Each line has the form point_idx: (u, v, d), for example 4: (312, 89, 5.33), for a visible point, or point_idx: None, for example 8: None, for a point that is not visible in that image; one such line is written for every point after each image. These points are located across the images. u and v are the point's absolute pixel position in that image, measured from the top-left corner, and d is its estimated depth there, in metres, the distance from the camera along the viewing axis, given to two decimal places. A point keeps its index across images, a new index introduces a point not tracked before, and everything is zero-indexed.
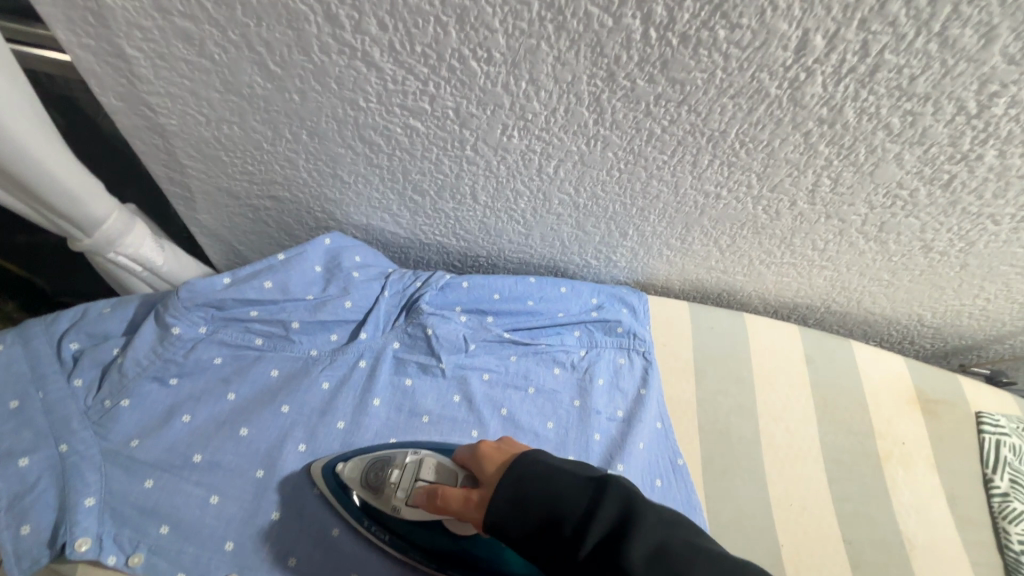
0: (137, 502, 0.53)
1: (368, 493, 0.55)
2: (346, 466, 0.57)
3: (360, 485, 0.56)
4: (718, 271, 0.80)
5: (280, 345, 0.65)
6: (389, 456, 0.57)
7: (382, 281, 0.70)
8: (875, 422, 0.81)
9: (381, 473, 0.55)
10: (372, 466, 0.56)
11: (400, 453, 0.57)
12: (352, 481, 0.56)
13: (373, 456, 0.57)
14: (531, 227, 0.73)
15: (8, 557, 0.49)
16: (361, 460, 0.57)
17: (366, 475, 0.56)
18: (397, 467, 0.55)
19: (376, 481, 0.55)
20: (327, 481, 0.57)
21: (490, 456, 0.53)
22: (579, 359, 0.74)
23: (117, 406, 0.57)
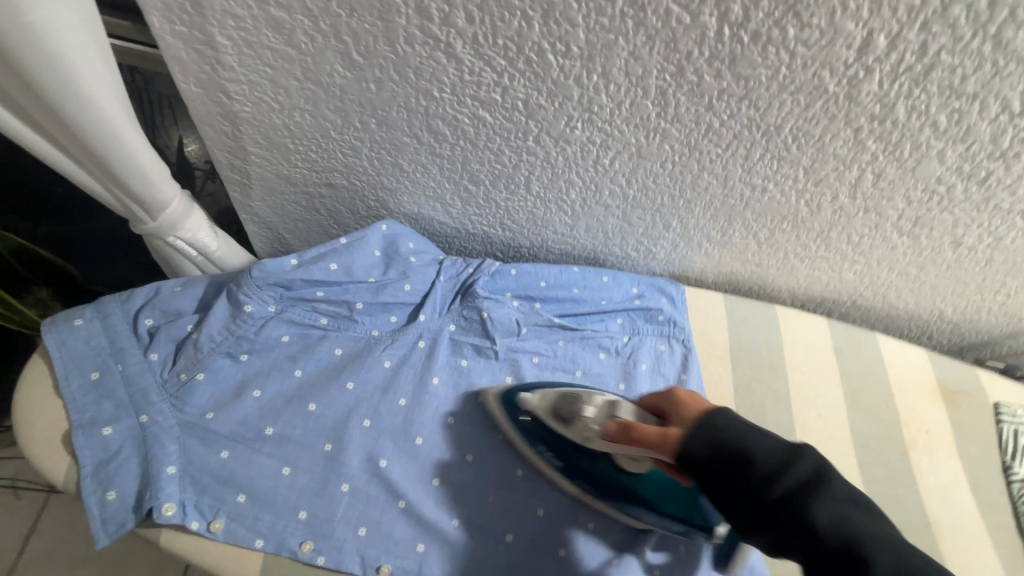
0: (214, 471, 0.56)
1: (553, 420, 0.62)
2: (529, 397, 0.64)
3: (545, 412, 0.63)
4: (752, 264, 0.84)
5: (343, 325, 0.67)
6: (577, 394, 0.62)
7: (436, 267, 0.73)
8: (901, 411, 0.84)
9: (572, 406, 0.61)
10: (560, 401, 0.62)
11: (589, 393, 0.62)
12: (537, 408, 0.63)
13: (560, 391, 0.64)
14: (579, 218, 0.76)
15: (97, 521, 0.53)
16: (546, 393, 0.64)
17: (553, 404, 0.63)
18: (591, 404, 0.60)
19: (564, 412, 0.62)
20: (506, 410, 0.65)
21: (684, 402, 0.55)
22: (623, 345, 0.77)
23: (193, 379, 0.59)
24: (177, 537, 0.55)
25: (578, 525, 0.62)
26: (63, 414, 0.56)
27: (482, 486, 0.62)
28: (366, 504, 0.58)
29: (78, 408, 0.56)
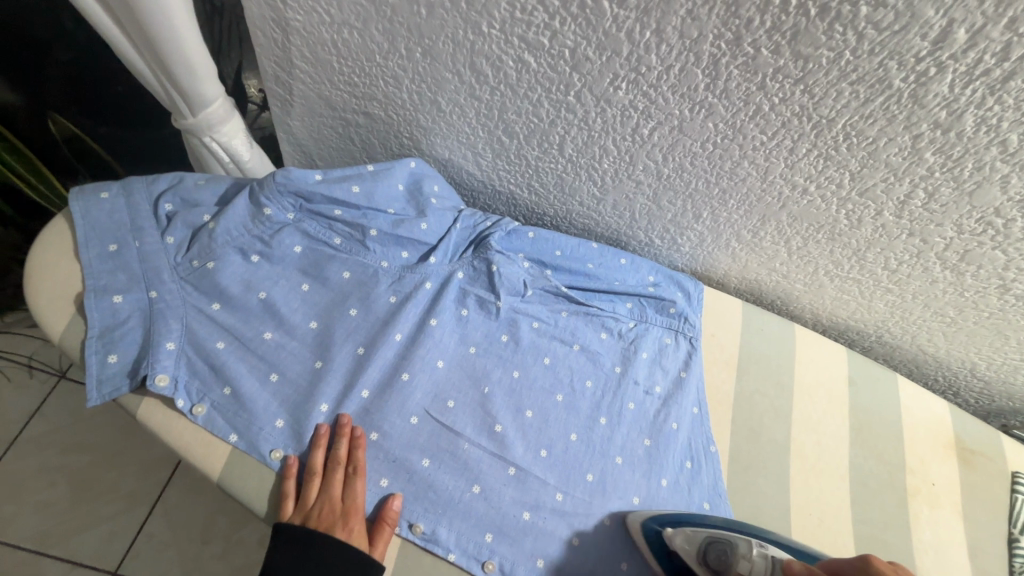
0: (209, 359, 0.57)
1: (699, 564, 0.56)
2: (675, 535, 0.58)
3: (691, 554, 0.56)
4: (779, 275, 0.80)
5: (355, 249, 0.67)
6: (731, 541, 0.55)
7: (454, 215, 0.72)
8: (908, 457, 0.80)
9: (723, 557, 0.54)
10: (710, 547, 0.56)
11: (744, 542, 0.54)
12: (684, 551, 0.57)
13: (709, 534, 0.57)
14: (607, 192, 0.74)
15: (93, 378, 0.55)
16: (693, 535, 0.58)
17: (703, 548, 0.56)
18: (745, 558, 0.53)
19: (712, 556, 0.55)
20: (649, 540, 0.60)
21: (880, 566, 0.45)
22: (626, 330, 0.75)
23: (204, 266, 0.60)
24: (158, 413, 0.57)
25: (545, 491, 0.61)
26: (77, 277, 0.58)
27: (458, 432, 0.61)
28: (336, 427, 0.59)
29: (94, 275, 0.57)
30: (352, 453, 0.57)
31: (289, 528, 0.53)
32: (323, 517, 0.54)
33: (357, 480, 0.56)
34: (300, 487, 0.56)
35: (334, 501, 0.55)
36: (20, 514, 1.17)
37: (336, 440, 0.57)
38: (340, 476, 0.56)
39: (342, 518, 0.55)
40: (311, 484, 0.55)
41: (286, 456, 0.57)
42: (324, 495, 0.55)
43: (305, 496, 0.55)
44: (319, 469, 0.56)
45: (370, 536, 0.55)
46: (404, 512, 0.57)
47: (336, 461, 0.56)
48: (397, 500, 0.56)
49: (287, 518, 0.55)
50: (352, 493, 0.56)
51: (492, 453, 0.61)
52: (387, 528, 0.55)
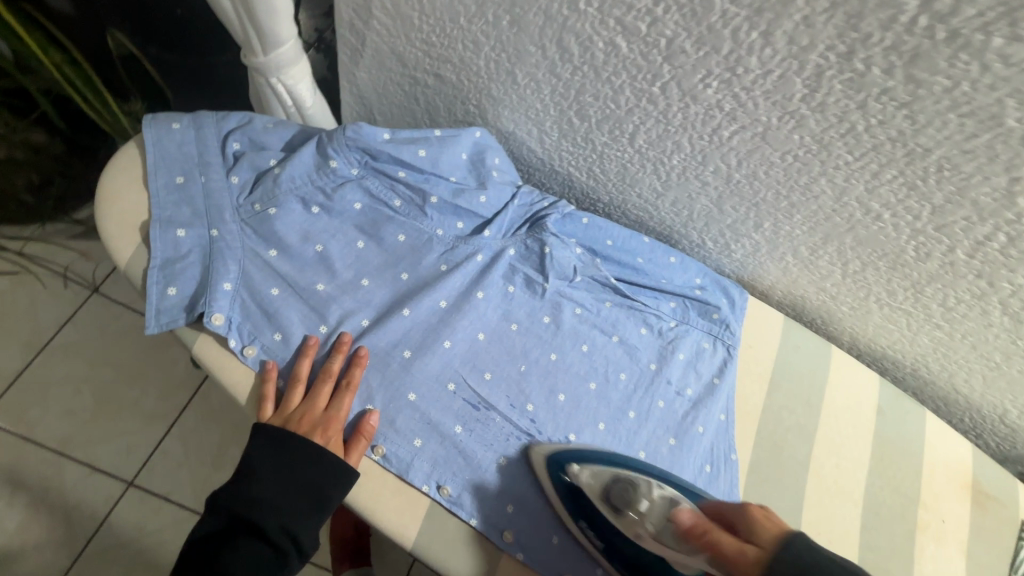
0: (262, 303, 0.58)
1: (602, 503, 0.57)
2: (581, 471, 0.59)
3: (594, 491, 0.58)
4: (826, 295, 0.79)
5: (413, 213, 0.66)
6: (633, 479, 0.57)
7: (513, 190, 0.71)
8: (923, 492, 0.80)
9: (625, 495, 0.56)
10: (614, 484, 0.57)
11: (646, 483, 0.56)
12: (588, 486, 0.58)
13: (612, 472, 0.58)
14: (669, 188, 0.72)
15: (153, 308, 0.55)
16: (598, 471, 0.58)
17: (606, 484, 0.57)
18: (648, 498, 0.55)
19: (615, 497, 0.56)
20: (554, 471, 0.59)
21: (760, 519, 0.48)
22: (667, 329, 0.75)
23: (265, 212, 0.61)
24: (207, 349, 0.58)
25: None
26: (142, 206, 0.59)
27: (493, 407, 0.63)
28: (328, 341, 0.59)
29: (160, 206, 0.58)
30: (346, 370, 0.58)
31: (266, 427, 0.53)
32: (301, 422, 0.54)
33: (343, 394, 0.56)
34: (282, 393, 0.56)
35: (316, 410, 0.55)
36: (48, 416, 1.23)
37: (332, 355, 0.58)
38: (328, 389, 0.56)
39: (321, 424, 0.54)
40: (294, 391, 0.56)
41: (268, 360, 0.57)
42: (308, 402, 0.55)
43: (287, 401, 0.55)
44: (303, 375, 0.56)
45: (345, 447, 0.55)
46: (434, 474, 0.58)
47: (328, 373, 0.56)
48: (375, 416, 0.57)
49: (265, 419, 0.54)
50: (336, 405, 0.56)
51: (523, 431, 0.63)
52: (364, 440, 0.55)
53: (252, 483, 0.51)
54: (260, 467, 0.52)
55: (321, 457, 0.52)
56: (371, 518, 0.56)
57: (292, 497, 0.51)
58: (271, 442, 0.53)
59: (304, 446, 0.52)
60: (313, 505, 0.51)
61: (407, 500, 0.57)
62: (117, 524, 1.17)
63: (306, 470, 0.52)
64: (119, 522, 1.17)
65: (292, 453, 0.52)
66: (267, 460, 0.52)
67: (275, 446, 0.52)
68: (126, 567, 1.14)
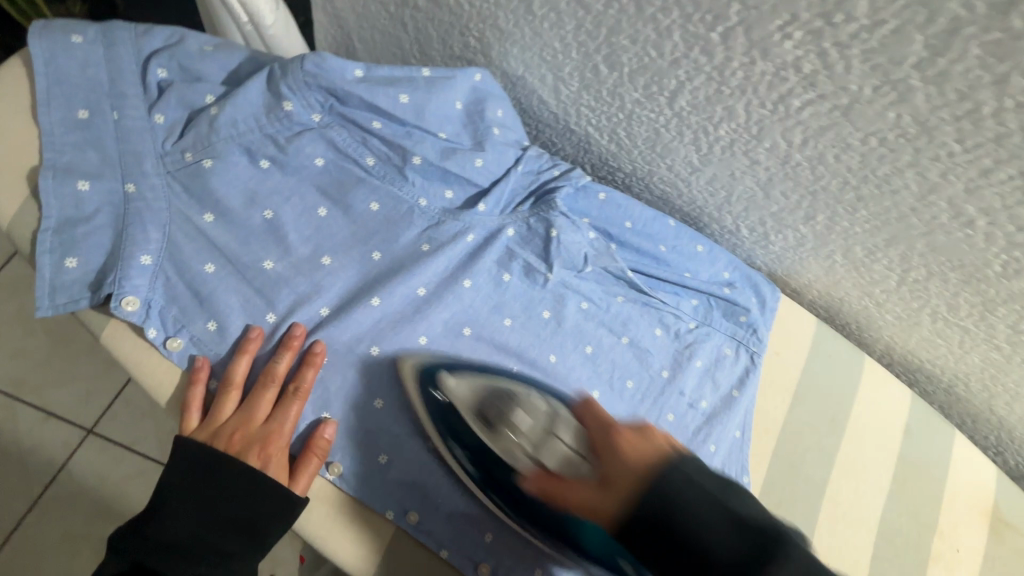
0: (191, 283, 0.46)
1: (476, 422, 0.48)
2: (453, 379, 0.49)
3: (466, 406, 0.48)
4: (870, 301, 0.68)
5: (390, 176, 0.53)
6: (513, 393, 0.49)
7: (517, 153, 0.58)
8: (941, 519, 0.73)
9: (503, 410, 0.47)
10: (490, 397, 0.48)
11: (527, 396, 0.48)
12: (459, 401, 0.48)
13: (490, 384, 0.49)
14: (708, 162, 0.59)
15: (44, 284, 0.43)
16: (475, 383, 0.49)
17: (479, 400, 0.48)
18: (526, 412, 0.47)
19: (493, 415, 0.47)
20: (423, 384, 0.49)
21: (627, 441, 0.38)
22: (686, 331, 0.64)
23: (199, 164, 0.47)
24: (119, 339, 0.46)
25: None
26: (33, 146, 0.45)
27: None
28: (274, 335, 0.48)
29: (55, 148, 0.45)
30: (294, 373, 0.47)
31: (189, 445, 0.43)
32: (234, 438, 0.44)
33: (289, 402, 0.46)
34: (212, 399, 0.46)
35: (253, 422, 0.45)
36: None
37: (276, 354, 0.47)
38: (270, 396, 0.46)
39: (258, 441, 0.44)
40: (227, 398, 0.45)
41: (196, 356, 0.45)
42: (243, 412, 0.45)
43: (217, 411, 0.45)
44: (240, 379, 0.45)
45: (291, 468, 0.45)
46: (399, 498, 0.47)
47: (270, 377, 0.46)
48: (329, 428, 0.46)
49: (190, 433, 0.44)
50: (279, 416, 0.45)
51: None
52: (314, 459, 0.45)
53: (163, 524, 0.41)
54: (175, 501, 0.41)
55: (255, 482, 0.42)
56: (325, 551, 0.46)
57: (215, 539, 0.41)
58: (193, 466, 0.42)
59: (234, 470, 0.42)
60: (243, 546, 0.42)
61: (367, 527, 0.47)
62: (76, 473, 1.06)
63: (235, 505, 0.42)
64: (78, 471, 1.07)
65: (219, 482, 0.42)
66: (184, 492, 0.42)
67: (197, 473, 0.42)
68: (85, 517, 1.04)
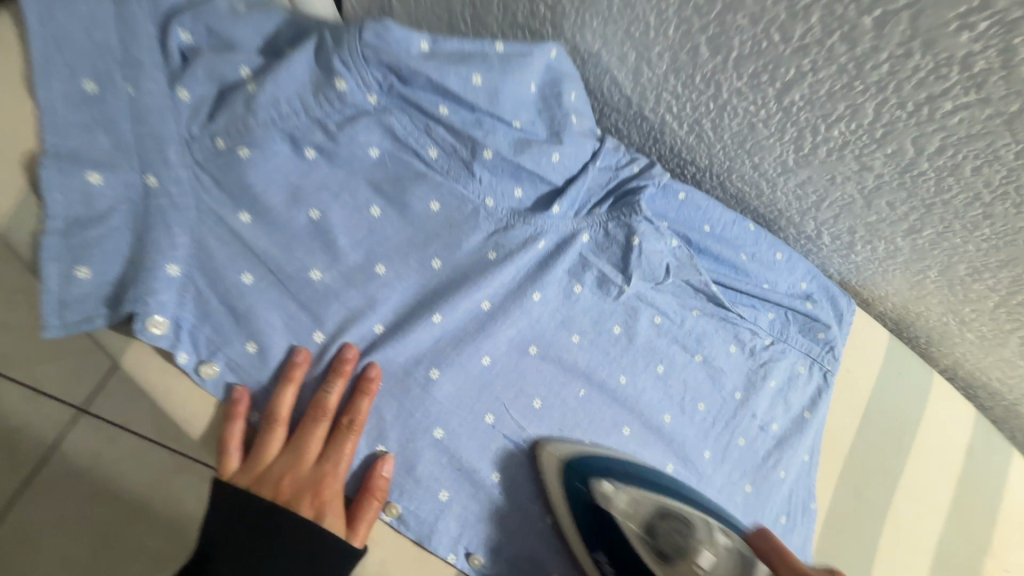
0: (226, 296, 0.39)
1: (644, 547, 0.42)
2: (614, 488, 0.43)
3: (632, 522, 0.42)
4: (953, 318, 0.63)
5: (454, 172, 0.45)
6: (685, 516, 0.43)
7: (595, 145, 0.50)
8: (994, 540, 0.69)
9: (677, 537, 0.42)
10: (663, 520, 0.42)
11: (703, 524, 0.43)
12: (622, 514, 0.42)
13: (656, 500, 0.43)
14: (803, 165, 0.52)
15: (51, 299, 0.34)
16: (640, 497, 0.43)
17: (649, 521, 0.42)
18: (710, 548, 0.41)
19: (663, 538, 0.42)
20: (573, 484, 0.43)
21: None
22: (761, 348, 0.58)
23: (233, 152, 0.40)
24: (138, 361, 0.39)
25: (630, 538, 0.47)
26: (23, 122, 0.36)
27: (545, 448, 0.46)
28: (322, 358, 0.41)
29: None
30: (347, 404, 0.41)
31: (231, 494, 0.37)
32: (282, 483, 0.38)
33: (343, 440, 0.40)
34: (252, 434, 0.40)
35: (303, 464, 0.39)
36: None
37: (326, 381, 0.40)
38: (321, 432, 0.40)
39: (310, 486, 0.39)
40: (272, 436, 0.39)
41: (234, 386, 0.39)
42: (290, 452, 0.39)
43: (260, 451, 0.38)
44: (286, 414, 0.39)
45: (348, 513, 0.40)
46: (460, 538, 0.43)
47: (321, 411, 0.39)
48: (388, 465, 0.41)
49: (229, 476, 0.38)
50: (332, 456, 0.39)
51: None
52: (373, 502, 0.40)
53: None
54: (220, 560, 0.37)
55: (310, 537, 0.37)
56: None
57: None
58: (236, 520, 0.37)
59: (286, 523, 0.37)
60: None
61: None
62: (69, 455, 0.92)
63: (286, 563, 0.37)
64: (73, 453, 0.92)
65: (267, 538, 0.37)
66: (229, 551, 0.37)
67: (241, 528, 0.37)
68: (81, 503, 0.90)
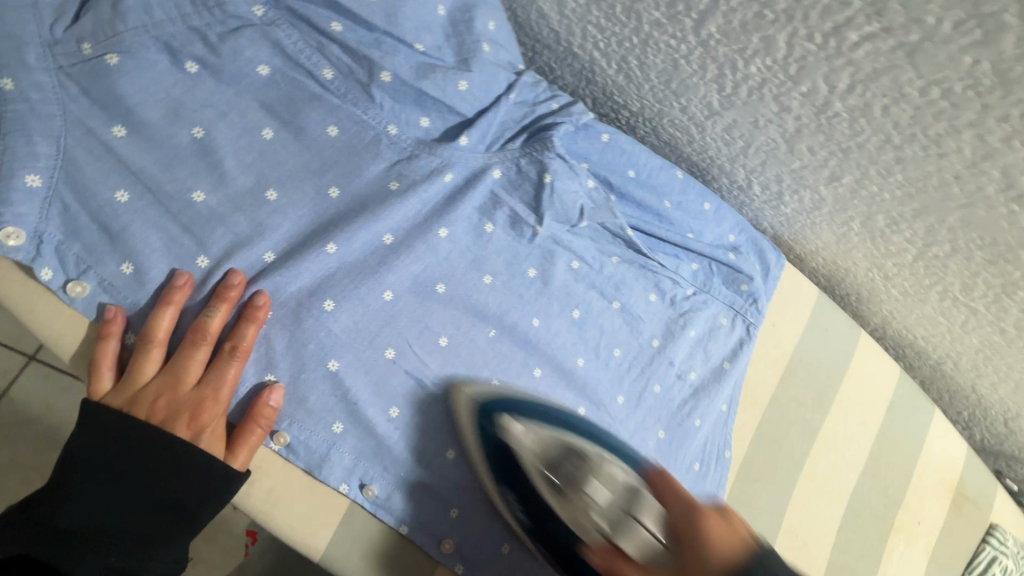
0: (96, 213, 0.37)
1: (543, 482, 0.44)
2: (518, 425, 0.45)
3: (533, 460, 0.45)
4: (879, 274, 0.63)
5: (353, 96, 0.43)
6: (587, 452, 0.45)
7: (510, 77, 0.49)
8: (908, 492, 0.72)
9: (575, 473, 0.44)
10: (564, 457, 0.44)
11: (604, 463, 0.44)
12: (527, 452, 0.44)
13: (558, 437, 0.45)
14: (727, 107, 0.51)
15: None
16: (549, 437, 0.45)
17: (551, 458, 0.45)
18: (602, 481, 0.43)
19: (562, 474, 0.44)
20: (476, 422, 0.45)
21: (715, 531, 0.35)
22: (682, 298, 0.58)
23: (101, 61, 0.37)
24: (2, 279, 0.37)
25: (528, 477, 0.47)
26: None
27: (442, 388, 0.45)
28: (206, 284, 0.39)
29: None
30: (233, 329, 0.39)
31: (102, 411, 0.37)
32: (157, 404, 0.37)
33: (224, 366, 0.39)
34: (129, 356, 0.38)
35: (180, 387, 0.38)
36: None
37: (210, 305, 0.39)
38: (202, 356, 0.39)
39: (185, 410, 0.38)
40: (149, 357, 0.38)
41: (108, 305, 0.37)
42: (168, 375, 0.38)
43: (136, 371, 0.38)
44: (163, 336, 0.38)
45: (228, 438, 0.39)
46: (355, 469, 0.42)
47: (203, 334, 0.38)
48: (276, 395, 0.40)
49: (102, 396, 0.37)
50: (213, 380, 0.38)
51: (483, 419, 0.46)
52: (257, 430, 0.39)
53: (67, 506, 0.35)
54: (80, 481, 0.36)
55: (181, 458, 0.37)
56: (263, 525, 0.42)
57: (128, 520, 0.36)
58: (105, 439, 0.36)
59: (157, 442, 0.37)
60: (164, 525, 0.37)
61: (321, 505, 0.43)
62: (19, 401, 0.87)
63: (153, 487, 0.36)
64: (22, 400, 0.87)
65: (136, 461, 0.36)
66: (91, 473, 0.36)
67: (108, 450, 0.36)
68: (32, 450, 0.85)
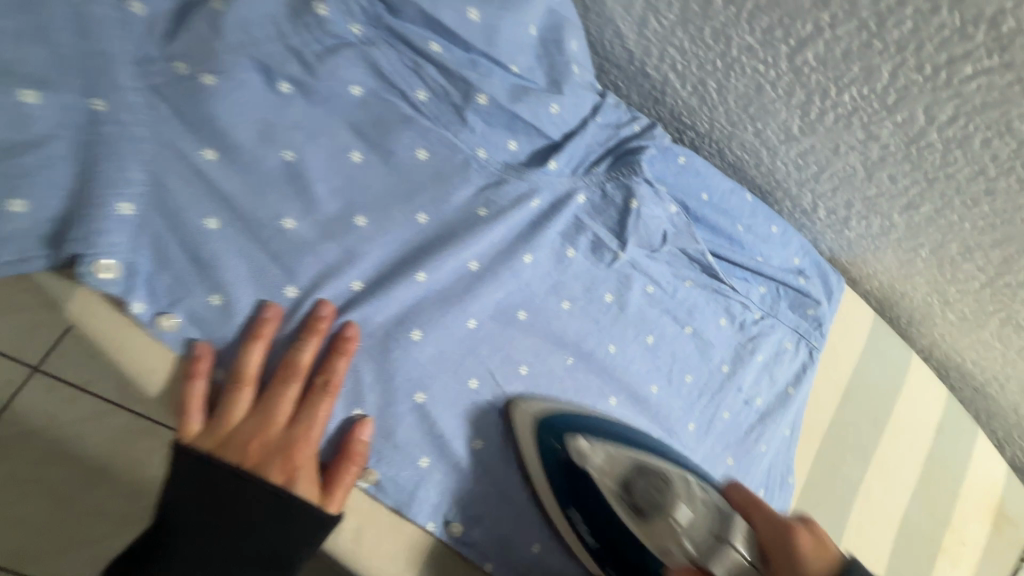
0: (189, 242, 0.35)
1: (620, 503, 0.42)
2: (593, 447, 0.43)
3: (609, 479, 0.43)
4: (937, 299, 0.63)
5: (445, 119, 0.42)
6: (662, 470, 0.43)
7: (595, 99, 0.48)
8: (954, 514, 0.72)
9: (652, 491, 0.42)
10: (638, 475, 0.42)
11: (680, 480, 0.42)
12: (601, 471, 0.43)
13: (633, 457, 0.43)
14: (807, 132, 0.50)
15: None
16: (621, 456, 0.43)
17: (627, 478, 0.43)
18: (687, 501, 0.41)
19: (639, 495, 0.42)
20: (545, 437, 0.43)
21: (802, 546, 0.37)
22: (750, 322, 0.57)
23: (195, 80, 0.35)
24: (86, 313, 0.35)
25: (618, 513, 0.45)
26: None
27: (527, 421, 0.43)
28: (295, 315, 0.37)
29: None
30: (321, 363, 0.37)
31: (195, 457, 0.35)
32: (249, 446, 0.36)
33: (315, 403, 0.37)
34: (215, 394, 0.36)
35: (272, 426, 0.36)
36: None
37: (300, 339, 0.37)
38: (292, 393, 0.37)
39: (278, 451, 0.36)
40: (239, 396, 0.36)
41: (196, 342, 0.35)
42: (259, 415, 0.36)
43: (225, 411, 0.35)
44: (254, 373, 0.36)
45: (320, 479, 0.37)
46: (443, 507, 0.41)
47: (293, 370, 0.36)
48: (368, 428, 0.38)
49: (191, 439, 0.35)
50: (304, 419, 0.37)
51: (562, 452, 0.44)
52: (352, 468, 0.37)
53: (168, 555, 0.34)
54: (178, 530, 0.35)
55: (276, 504, 0.35)
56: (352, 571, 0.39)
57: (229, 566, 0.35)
58: (199, 486, 0.35)
59: (252, 488, 0.35)
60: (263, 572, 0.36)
61: (411, 549, 0.40)
62: (20, 416, 0.80)
63: (251, 533, 0.35)
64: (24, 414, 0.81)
65: (233, 508, 0.35)
66: (188, 522, 0.35)
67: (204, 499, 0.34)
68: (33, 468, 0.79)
